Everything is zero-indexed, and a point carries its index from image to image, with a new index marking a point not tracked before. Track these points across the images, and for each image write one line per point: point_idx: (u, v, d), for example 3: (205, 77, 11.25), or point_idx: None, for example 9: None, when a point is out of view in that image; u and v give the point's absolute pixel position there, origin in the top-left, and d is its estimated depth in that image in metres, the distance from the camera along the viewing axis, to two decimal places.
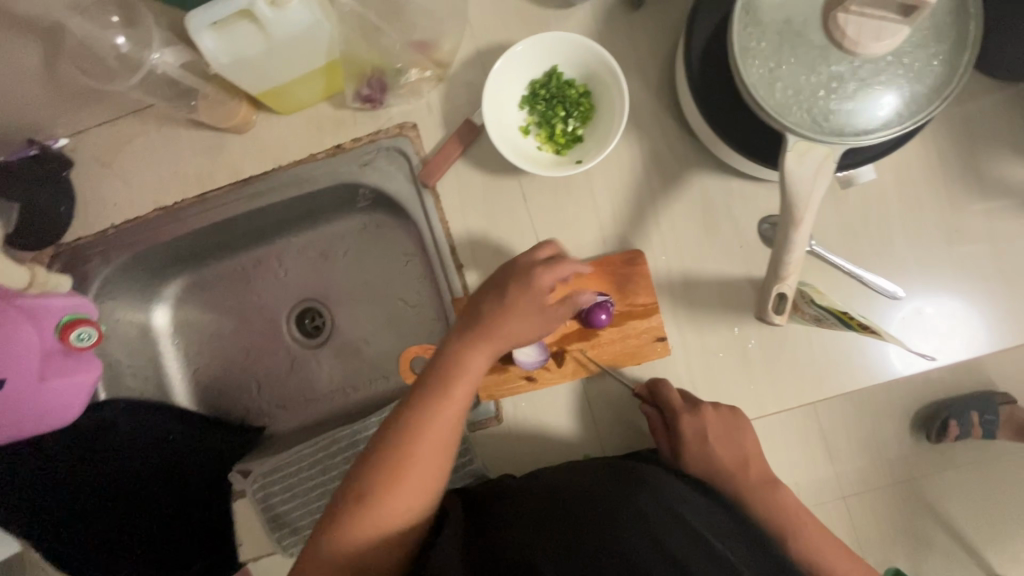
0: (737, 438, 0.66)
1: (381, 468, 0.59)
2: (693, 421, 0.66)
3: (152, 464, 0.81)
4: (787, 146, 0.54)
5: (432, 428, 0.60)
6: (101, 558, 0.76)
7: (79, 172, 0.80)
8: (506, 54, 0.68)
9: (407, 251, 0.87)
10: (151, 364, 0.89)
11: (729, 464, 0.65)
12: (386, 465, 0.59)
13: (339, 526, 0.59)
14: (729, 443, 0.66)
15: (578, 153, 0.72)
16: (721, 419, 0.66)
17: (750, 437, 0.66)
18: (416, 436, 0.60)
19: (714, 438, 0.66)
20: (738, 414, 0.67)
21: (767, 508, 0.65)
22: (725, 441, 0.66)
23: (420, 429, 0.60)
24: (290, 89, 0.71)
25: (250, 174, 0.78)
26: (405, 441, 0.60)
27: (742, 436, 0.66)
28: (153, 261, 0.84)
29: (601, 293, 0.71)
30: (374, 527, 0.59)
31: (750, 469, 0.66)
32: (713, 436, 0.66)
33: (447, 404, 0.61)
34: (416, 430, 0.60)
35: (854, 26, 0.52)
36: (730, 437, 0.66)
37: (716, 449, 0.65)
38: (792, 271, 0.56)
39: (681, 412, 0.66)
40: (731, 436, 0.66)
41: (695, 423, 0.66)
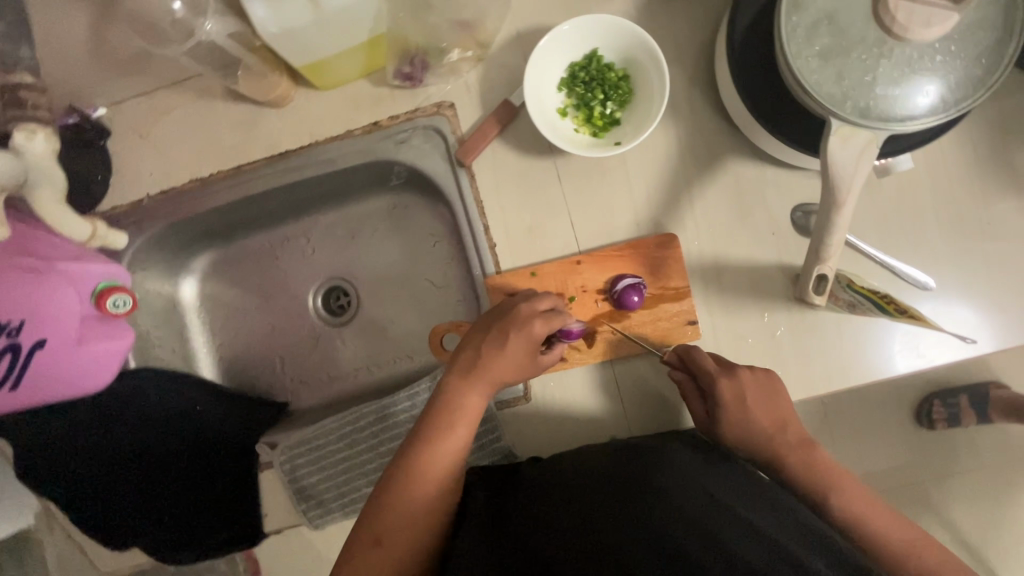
0: (774, 401, 0.64)
1: (420, 459, 0.59)
2: (731, 384, 0.64)
3: (183, 431, 0.83)
4: (831, 130, 0.55)
5: (462, 420, 0.61)
6: (135, 520, 0.79)
7: (116, 142, 0.80)
8: (549, 36, 0.70)
9: (435, 232, 0.87)
10: (178, 336, 0.90)
11: (768, 427, 0.63)
12: (425, 455, 0.59)
13: (381, 520, 0.58)
14: (767, 406, 0.63)
15: (616, 136, 0.73)
16: (757, 382, 0.64)
17: (786, 401, 0.64)
18: (449, 428, 0.61)
19: (752, 402, 0.63)
20: (773, 377, 0.65)
21: (817, 478, 0.60)
22: (764, 405, 0.63)
23: (451, 422, 0.61)
24: (333, 63, 0.72)
25: (287, 149, 0.79)
26: (439, 433, 0.61)
27: (780, 399, 0.64)
28: (183, 234, 0.85)
29: (634, 276, 0.72)
30: (415, 517, 0.58)
31: (790, 429, 0.63)
32: (752, 401, 0.63)
33: (470, 393, 0.62)
34: (447, 423, 0.61)
35: (905, 12, 0.53)
36: (767, 399, 0.64)
37: (756, 414, 0.63)
38: (833, 254, 0.58)
39: (717, 376, 0.64)
40: (768, 399, 0.64)
41: (732, 387, 0.64)
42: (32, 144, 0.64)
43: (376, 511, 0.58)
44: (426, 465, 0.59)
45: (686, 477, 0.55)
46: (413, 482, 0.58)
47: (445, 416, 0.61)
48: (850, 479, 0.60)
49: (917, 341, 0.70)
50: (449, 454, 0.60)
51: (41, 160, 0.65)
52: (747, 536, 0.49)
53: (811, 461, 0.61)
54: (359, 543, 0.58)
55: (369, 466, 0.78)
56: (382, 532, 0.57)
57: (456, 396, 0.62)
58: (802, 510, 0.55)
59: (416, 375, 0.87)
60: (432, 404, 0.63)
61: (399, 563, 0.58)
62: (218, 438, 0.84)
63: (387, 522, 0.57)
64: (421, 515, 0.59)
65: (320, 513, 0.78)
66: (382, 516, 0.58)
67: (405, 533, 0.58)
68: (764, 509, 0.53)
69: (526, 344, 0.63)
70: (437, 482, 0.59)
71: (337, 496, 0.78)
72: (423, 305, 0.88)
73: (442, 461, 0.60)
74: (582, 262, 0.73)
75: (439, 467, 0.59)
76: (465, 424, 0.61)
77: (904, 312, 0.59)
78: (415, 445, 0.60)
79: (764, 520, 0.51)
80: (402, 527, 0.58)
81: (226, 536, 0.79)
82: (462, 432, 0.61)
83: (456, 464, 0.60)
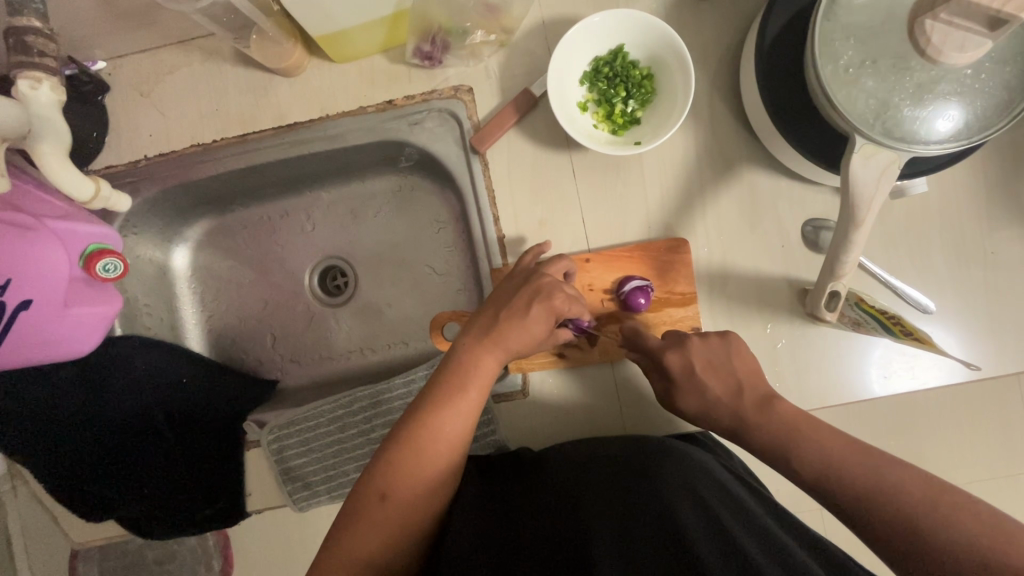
0: (730, 365, 0.63)
1: (433, 419, 0.58)
2: (679, 357, 0.63)
3: (166, 404, 0.80)
4: (855, 148, 0.55)
5: (477, 383, 0.60)
6: (111, 491, 0.76)
7: (115, 99, 0.78)
8: (578, 27, 0.68)
9: (440, 218, 0.85)
10: (166, 305, 0.87)
11: (724, 397, 0.61)
12: (437, 416, 0.58)
13: (389, 476, 0.56)
14: (719, 372, 0.62)
15: (635, 135, 0.72)
16: (710, 348, 0.63)
17: (742, 357, 0.63)
18: (463, 389, 0.60)
19: (701, 370, 0.62)
20: (728, 338, 0.64)
21: (793, 444, 0.56)
22: (712, 372, 0.62)
23: (466, 384, 0.60)
24: (351, 35, 0.70)
25: (295, 120, 0.77)
26: (454, 393, 0.59)
27: (738, 360, 0.63)
28: (180, 200, 0.82)
29: (642, 277, 0.71)
30: (424, 478, 0.57)
31: (747, 394, 0.61)
32: (702, 369, 0.62)
33: (490, 357, 0.61)
34: (461, 385, 0.60)
35: (939, 34, 0.52)
36: (719, 367, 0.63)
37: (707, 382, 0.62)
38: (848, 272, 0.58)
39: (662, 350, 0.65)
40: (720, 363, 0.63)
41: (680, 358, 0.63)
42: (37, 94, 0.62)
43: (386, 468, 0.57)
44: (439, 426, 0.58)
45: (688, 474, 0.59)
46: (425, 441, 0.57)
47: (460, 376, 0.60)
48: (844, 445, 0.54)
49: (914, 363, 0.71)
50: (461, 416, 0.59)
51: (45, 109, 0.62)
52: (744, 530, 0.53)
53: (779, 419, 0.57)
54: (369, 500, 0.56)
55: (359, 449, 0.76)
56: (389, 488, 0.56)
57: (472, 358, 0.61)
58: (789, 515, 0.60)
59: (411, 361, 0.86)
60: (447, 363, 0.62)
61: (403, 521, 0.56)
62: (203, 414, 0.81)
63: (395, 479, 0.56)
64: (430, 474, 0.57)
65: (306, 494, 0.76)
66: (390, 473, 0.56)
67: (412, 492, 0.56)
68: (757, 507, 0.58)
69: (545, 313, 0.62)
70: (448, 446, 0.58)
71: (324, 478, 0.76)
72: (423, 291, 0.87)
73: (454, 423, 0.58)
74: (591, 260, 0.72)
75: (452, 430, 0.58)
76: (479, 387, 0.60)
77: (909, 335, 0.59)
78: (428, 404, 0.59)
79: (757, 516, 0.56)
80: (412, 490, 0.57)
81: (206, 513, 0.77)
82: (475, 395, 0.60)
83: (466, 428, 0.59)
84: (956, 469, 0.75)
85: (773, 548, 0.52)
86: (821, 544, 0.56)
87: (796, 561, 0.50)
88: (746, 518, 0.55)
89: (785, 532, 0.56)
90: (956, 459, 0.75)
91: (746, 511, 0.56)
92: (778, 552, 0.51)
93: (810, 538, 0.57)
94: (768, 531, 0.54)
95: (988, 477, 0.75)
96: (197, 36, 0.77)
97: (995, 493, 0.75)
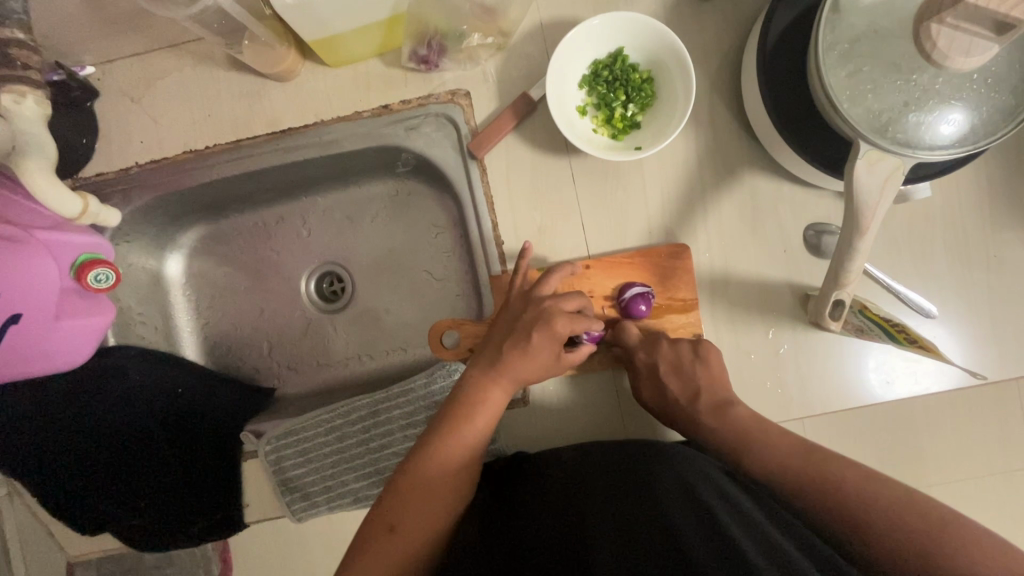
0: (693, 372, 0.67)
1: (439, 451, 0.60)
2: (646, 359, 0.68)
3: (161, 415, 0.79)
4: (859, 153, 0.54)
5: (483, 414, 0.61)
6: (108, 504, 0.75)
7: (104, 105, 0.76)
8: (578, 29, 0.67)
9: (439, 223, 0.84)
10: (161, 313, 0.86)
11: (681, 398, 0.67)
12: (442, 449, 0.60)
13: (398, 508, 0.58)
14: (681, 376, 0.67)
15: (635, 139, 0.71)
16: (677, 354, 0.68)
17: (710, 367, 0.67)
18: (468, 421, 0.61)
19: (664, 373, 0.67)
20: (699, 347, 0.68)
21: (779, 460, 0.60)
22: (675, 376, 0.67)
23: (471, 415, 0.61)
24: (346, 39, 0.69)
25: (290, 126, 0.75)
26: (459, 426, 0.61)
27: (705, 367, 0.67)
28: (174, 207, 0.80)
29: (642, 284, 0.70)
30: (429, 508, 0.59)
31: (704, 399, 0.67)
32: (665, 372, 0.67)
33: (496, 389, 0.62)
34: (468, 418, 0.61)
35: (946, 38, 0.52)
36: (682, 372, 0.67)
37: (669, 386, 0.67)
38: (852, 280, 0.58)
39: (632, 352, 0.69)
40: (686, 370, 0.67)
41: (646, 359, 0.68)
42: (21, 107, 0.60)
43: (392, 501, 0.59)
44: (445, 457, 0.60)
45: (685, 476, 0.59)
46: (428, 472, 0.59)
47: (466, 409, 0.61)
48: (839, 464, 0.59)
49: (915, 368, 0.70)
50: (467, 447, 0.60)
51: (30, 124, 0.61)
52: (739, 526, 0.53)
53: (734, 426, 0.64)
54: (375, 531, 0.58)
55: (357, 459, 0.76)
56: (398, 521, 0.58)
57: (477, 390, 0.62)
58: (786, 516, 0.60)
59: (410, 369, 0.85)
60: (455, 397, 0.63)
61: (413, 551, 0.58)
62: (198, 424, 0.80)
63: (403, 510, 0.58)
64: (438, 505, 0.59)
65: (305, 505, 0.76)
66: (398, 506, 0.58)
67: (421, 523, 0.58)
68: (755, 509, 0.58)
69: (550, 342, 0.63)
70: (451, 475, 0.60)
71: (323, 489, 0.76)
72: (422, 298, 0.86)
73: (459, 454, 0.60)
74: (590, 267, 0.71)
75: (457, 460, 0.60)
76: (485, 418, 0.62)
77: (914, 342, 0.58)
78: (435, 437, 0.61)
79: (753, 520, 0.55)
80: (420, 521, 0.58)
81: (205, 524, 0.76)
82: (482, 426, 0.61)
83: (472, 458, 0.61)
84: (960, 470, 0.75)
85: (766, 543, 0.51)
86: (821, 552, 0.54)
87: (790, 558, 0.49)
88: (742, 517, 0.55)
89: (781, 531, 0.55)
90: (958, 460, 0.75)
91: (742, 510, 0.56)
92: (773, 548, 0.51)
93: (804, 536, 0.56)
94: (762, 532, 0.53)
95: (990, 477, 0.75)
96: (188, 40, 0.75)
97: (995, 492, 0.76)
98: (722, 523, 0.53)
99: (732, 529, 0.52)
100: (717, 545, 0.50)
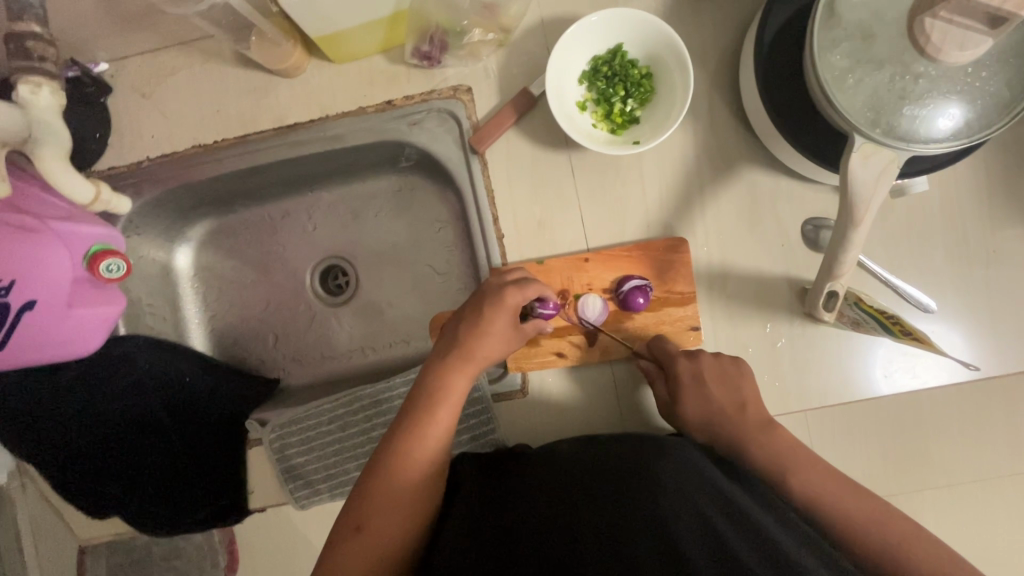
0: (738, 386, 0.67)
1: (401, 447, 0.61)
2: (690, 363, 0.67)
3: (171, 403, 0.81)
4: (854, 146, 0.55)
5: (445, 400, 0.63)
6: (117, 489, 0.77)
7: (117, 100, 0.78)
8: (578, 24, 0.68)
9: (441, 218, 0.86)
10: (170, 305, 0.88)
11: (728, 407, 0.66)
12: (406, 446, 0.61)
13: (371, 503, 0.59)
14: (728, 389, 0.67)
15: (634, 134, 0.72)
16: (722, 363, 0.68)
17: (749, 384, 0.67)
18: (431, 408, 0.63)
19: (711, 382, 0.67)
20: (741, 364, 0.68)
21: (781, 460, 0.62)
22: (721, 387, 0.67)
23: (433, 403, 0.63)
24: (351, 35, 0.70)
25: (296, 121, 0.77)
26: (423, 417, 0.62)
27: (746, 382, 0.67)
28: (183, 200, 0.82)
29: (640, 277, 0.71)
30: (395, 507, 0.60)
31: (748, 411, 0.66)
32: (710, 382, 0.67)
33: (454, 373, 0.64)
34: (429, 407, 0.63)
35: (939, 32, 0.52)
36: (727, 381, 0.67)
37: (714, 392, 0.66)
38: (846, 271, 0.58)
39: (678, 356, 0.68)
40: (731, 382, 0.67)
41: (690, 363, 0.67)
42: (37, 98, 0.62)
43: (358, 501, 0.60)
44: (413, 450, 0.61)
45: (684, 472, 0.58)
46: (397, 472, 0.60)
47: (428, 396, 0.63)
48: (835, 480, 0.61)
49: (914, 362, 0.71)
50: (435, 436, 0.62)
51: (45, 114, 0.63)
52: (734, 528, 0.53)
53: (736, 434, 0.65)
54: (346, 530, 0.59)
55: (359, 448, 0.77)
56: (364, 520, 0.59)
57: (439, 377, 0.64)
58: (784, 513, 0.59)
59: (412, 361, 0.86)
60: (417, 387, 0.65)
61: (387, 543, 0.59)
62: (205, 413, 0.82)
63: (369, 510, 0.59)
64: (409, 497, 0.60)
65: (307, 492, 0.77)
66: (364, 506, 0.59)
67: (393, 516, 0.59)
68: (753, 507, 0.57)
69: (503, 317, 0.65)
70: (416, 470, 0.60)
71: (326, 476, 0.77)
72: (425, 291, 0.87)
73: (428, 443, 0.61)
74: (589, 260, 0.72)
75: (420, 454, 0.61)
76: (449, 403, 0.63)
77: (909, 335, 0.57)
78: (401, 431, 0.62)
79: (754, 520, 0.55)
80: (389, 518, 0.59)
81: (209, 510, 0.78)
82: (446, 412, 0.63)
83: (440, 446, 0.62)
84: (966, 466, 0.74)
85: (764, 547, 0.51)
86: (819, 547, 0.55)
87: (787, 561, 0.50)
88: (738, 517, 0.54)
89: (777, 528, 0.55)
90: (959, 460, 0.74)
91: (738, 509, 0.55)
92: (770, 554, 0.50)
93: (814, 542, 0.56)
94: (761, 532, 0.53)
95: (1000, 475, 0.74)
96: (197, 37, 0.77)
97: (1001, 496, 0.74)
98: (719, 526, 0.52)
99: (727, 533, 0.51)
100: (712, 550, 0.50)
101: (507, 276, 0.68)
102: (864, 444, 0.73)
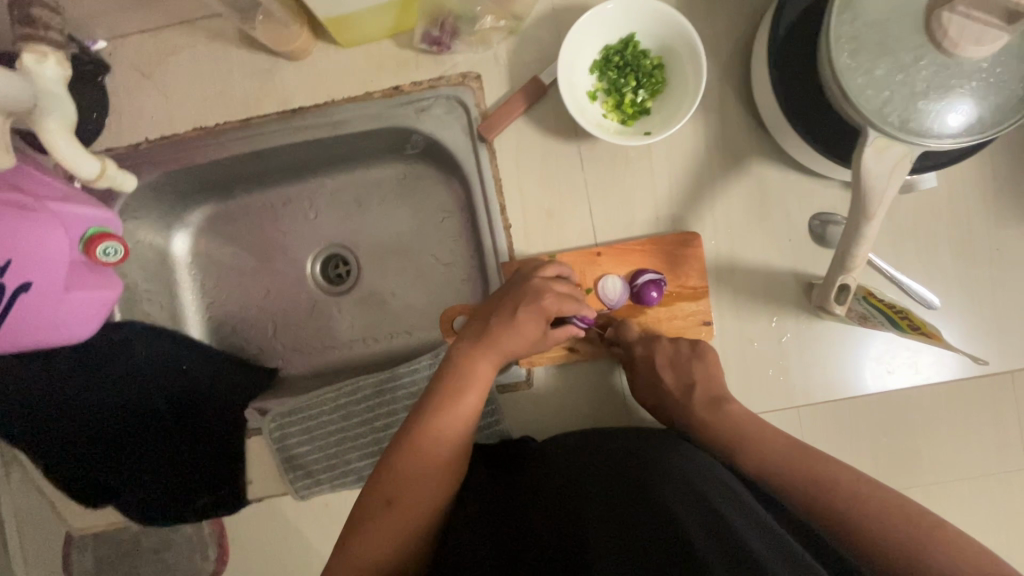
0: (690, 366, 0.69)
1: (433, 424, 0.60)
2: (644, 352, 0.70)
3: (168, 393, 0.80)
4: (867, 141, 0.55)
5: (474, 387, 0.63)
6: (113, 478, 0.76)
7: (116, 79, 0.76)
8: (594, 10, 0.67)
9: (445, 208, 0.85)
10: (166, 292, 0.86)
11: (678, 391, 0.69)
12: (438, 424, 0.60)
13: (394, 482, 0.58)
14: (678, 369, 0.69)
15: (644, 125, 0.71)
16: (676, 350, 0.69)
17: (703, 362, 0.69)
18: (462, 392, 0.62)
19: (661, 367, 0.69)
20: (698, 344, 0.70)
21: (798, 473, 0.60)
22: (671, 369, 0.69)
23: (463, 389, 0.63)
24: (359, 17, 0.69)
25: (301, 105, 0.76)
26: (454, 399, 0.62)
27: (701, 362, 0.69)
28: (182, 184, 0.80)
29: (654, 271, 0.71)
30: (423, 484, 0.59)
31: (697, 391, 0.68)
32: (660, 367, 0.69)
33: (485, 359, 0.64)
34: (461, 389, 0.62)
35: (957, 26, 0.52)
36: (679, 364, 0.69)
37: (663, 377, 0.69)
38: (857, 266, 0.58)
39: (633, 344, 0.70)
40: (683, 366, 0.69)
41: (644, 352, 0.70)
42: (41, 67, 0.61)
43: (385, 475, 0.59)
44: (436, 431, 0.60)
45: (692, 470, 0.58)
46: (428, 449, 0.59)
47: (457, 381, 0.63)
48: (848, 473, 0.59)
49: (916, 358, 0.71)
50: (460, 421, 0.61)
51: (50, 85, 0.62)
52: (745, 518, 0.52)
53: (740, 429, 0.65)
54: (371, 506, 0.58)
55: (363, 439, 0.76)
56: (394, 494, 0.58)
57: (468, 361, 0.64)
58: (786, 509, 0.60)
59: (414, 352, 0.85)
60: (445, 369, 0.64)
61: (409, 526, 0.58)
62: (202, 405, 0.80)
63: (400, 485, 0.58)
64: (429, 480, 0.59)
65: (308, 483, 0.76)
66: (394, 481, 0.58)
67: (416, 498, 0.59)
68: (757, 505, 0.56)
69: (538, 314, 0.64)
70: (445, 448, 0.60)
71: (328, 467, 0.76)
72: (427, 281, 0.86)
73: (452, 427, 0.61)
74: (602, 254, 0.72)
75: (450, 434, 0.60)
76: (476, 390, 0.63)
77: (916, 330, 0.58)
78: (428, 411, 0.61)
79: (757, 513, 0.54)
80: (418, 495, 0.59)
81: (208, 500, 0.77)
82: (473, 399, 0.62)
83: (464, 433, 0.61)
84: (963, 464, 0.74)
85: (774, 540, 0.49)
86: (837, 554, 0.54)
87: (799, 555, 0.48)
88: (739, 507, 0.53)
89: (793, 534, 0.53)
90: (954, 459, 0.74)
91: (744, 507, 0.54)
92: (779, 544, 0.49)
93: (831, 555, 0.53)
94: (769, 527, 0.52)
95: (993, 473, 0.75)
96: (200, 17, 0.76)
97: (990, 493, 0.75)
98: (726, 514, 0.51)
99: (735, 520, 0.50)
100: (721, 533, 0.48)
101: (539, 272, 0.68)
102: (862, 440, 0.74)
